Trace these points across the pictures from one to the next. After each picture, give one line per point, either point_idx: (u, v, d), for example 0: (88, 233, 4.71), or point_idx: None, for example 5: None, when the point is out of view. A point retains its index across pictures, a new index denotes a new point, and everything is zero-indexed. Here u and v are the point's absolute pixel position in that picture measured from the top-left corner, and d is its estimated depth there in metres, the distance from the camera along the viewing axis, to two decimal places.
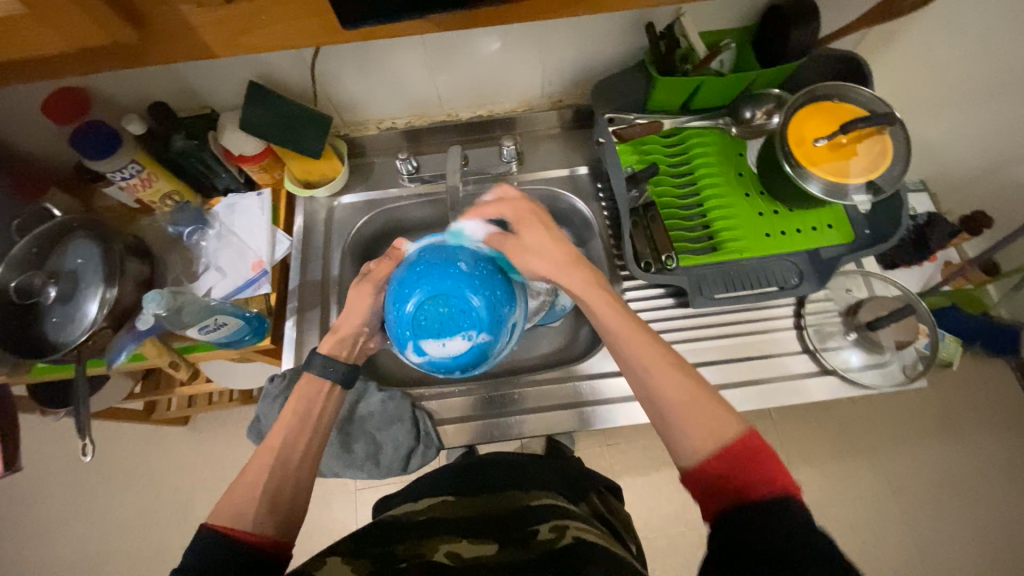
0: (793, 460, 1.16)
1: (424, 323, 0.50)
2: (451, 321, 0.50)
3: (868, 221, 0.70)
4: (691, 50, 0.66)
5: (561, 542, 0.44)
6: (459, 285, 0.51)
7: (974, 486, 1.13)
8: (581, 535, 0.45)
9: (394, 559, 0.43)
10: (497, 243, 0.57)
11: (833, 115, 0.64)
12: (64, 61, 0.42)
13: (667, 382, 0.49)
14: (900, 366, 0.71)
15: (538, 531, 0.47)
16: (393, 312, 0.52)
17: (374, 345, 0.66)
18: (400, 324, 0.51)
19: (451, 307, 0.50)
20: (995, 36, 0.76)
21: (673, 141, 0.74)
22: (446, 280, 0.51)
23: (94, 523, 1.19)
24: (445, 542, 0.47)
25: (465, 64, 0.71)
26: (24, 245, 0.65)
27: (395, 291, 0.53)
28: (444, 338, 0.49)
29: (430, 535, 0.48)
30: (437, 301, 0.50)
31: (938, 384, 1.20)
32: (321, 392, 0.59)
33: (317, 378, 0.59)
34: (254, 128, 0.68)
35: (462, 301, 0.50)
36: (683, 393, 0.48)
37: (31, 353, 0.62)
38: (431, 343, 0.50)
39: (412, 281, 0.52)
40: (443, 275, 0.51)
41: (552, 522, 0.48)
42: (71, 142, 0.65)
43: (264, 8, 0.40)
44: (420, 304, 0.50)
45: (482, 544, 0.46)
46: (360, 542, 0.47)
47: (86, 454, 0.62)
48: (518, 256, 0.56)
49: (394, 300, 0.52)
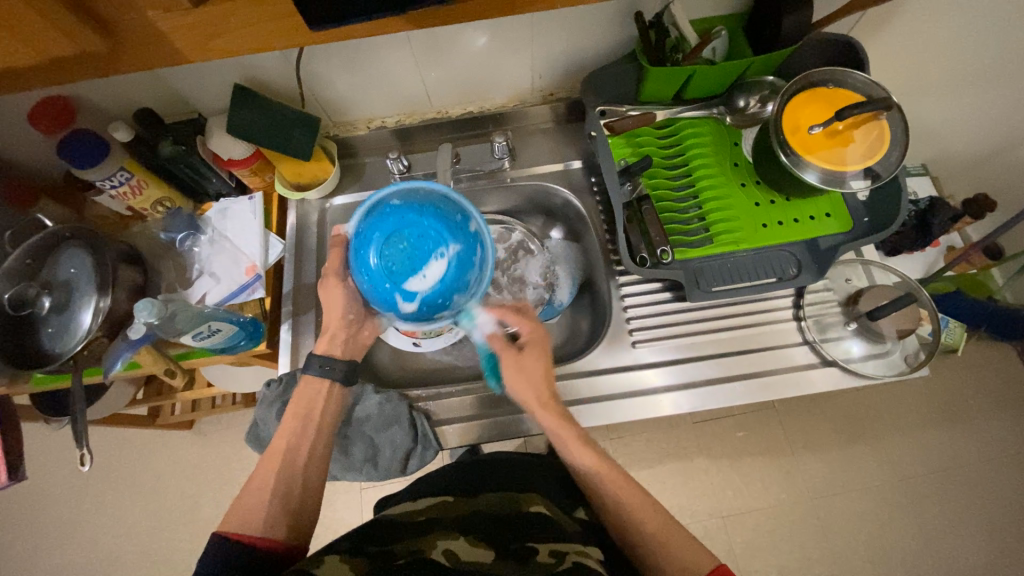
0: (798, 449, 1.15)
1: (395, 264, 0.52)
2: (416, 250, 0.52)
3: (867, 209, 0.69)
4: (681, 39, 0.66)
5: (561, 567, 0.44)
6: (403, 219, 0.53)
7: (981, 472, 1.12)
8: (581, 560, 0.46)
9: (391, 557, 0.43)
10: (498, 347, 0.62)
11: (829, 102, 0.63)
12: (35, 71, 0.41)
13: (643, 514, 0.52)
14: (901, 355, 0.70)
15: (537, 551, 0.46)
16: (366, 285, 0.55)
17: (370, 333, 0.65)
18: (377, 285, 0.53)
19: (407, 238, 0.52)
20: (996, 13, 0.74)
21: (666, 132, 0.72)
22: (388, 221, 0.54)
23: (103, 529, 1.20)
24: (444, 540, 0.46)
25: (452, 60, 0.70)
26: (16, 256, 0.64)
27: (357, 266, 0.55)
28: (421, 269, 0.52)
29: (428, 533, 0.48)
30: (394, 241, 0.53)
31: (943, 370, 1.19)
32: (321, 393, 0.59)
33: (314, 379, 0.59)
34: (241, 131, 0.66)
35: (412, 228, 0.53)
36: (657, 526, 0.51)
37: (25, 364, 0.61)
38: (412, 280, 0.52)
39: (364, 244, 0.54)
40: (383, 221, 0.54)
41: (549, 543, 0.47)
42: (58, 151, 0.64)
43: (235, 10, 0.39)
44: (378, 254, 0.53)
45: (480, 547, 0.46)
46: (359, 540, 0.46)
47: (84, 463, 0.62)
48: (509, 370, 0.60)
49: (360, 271, 0.55)
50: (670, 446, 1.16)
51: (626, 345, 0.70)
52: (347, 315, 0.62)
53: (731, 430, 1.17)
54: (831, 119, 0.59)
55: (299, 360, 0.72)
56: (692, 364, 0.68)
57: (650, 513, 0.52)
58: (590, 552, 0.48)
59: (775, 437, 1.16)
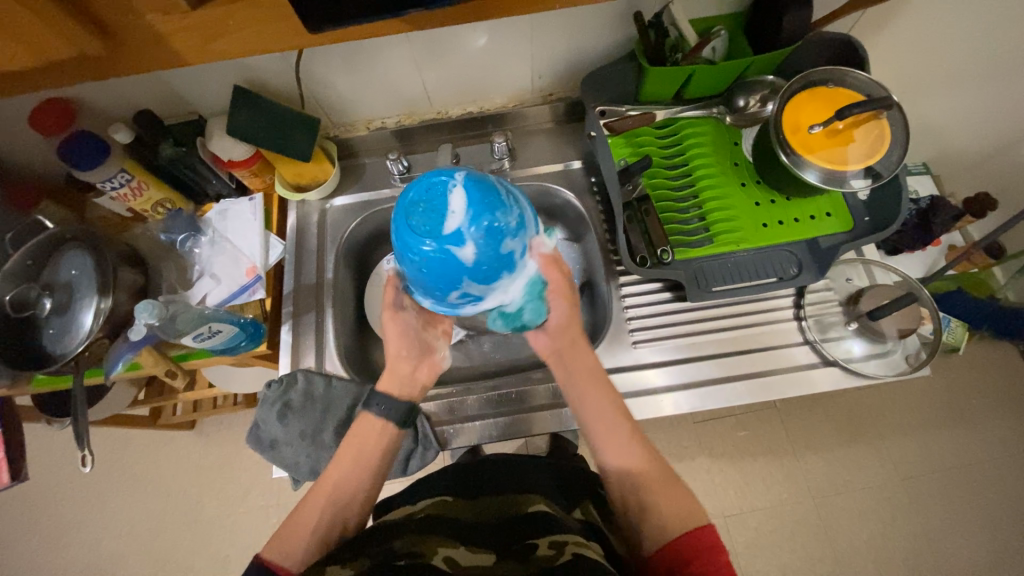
0: (799, 449, 1.15)
1: (423, 225, 0.51)
2: (433, 196, 0.51)
3: (868, 208, 0.68)
4: (681, 39, 0.66)
5: (560, 560, 0.43)
6: (411, 190, 0.53)
7: (984, 472, 1.12)
8: (581, 552, 0.44)
9: (391, 557, 0.43)
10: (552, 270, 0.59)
11: (829, 101, 0.63)
12: (37, 75, 0.42)
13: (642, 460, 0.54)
14: (902, 355, 0.70)
15: (537, 546, 0.46)
16: (419, 272, 0.54)
17: (429, 374, 0.62)
18: (423, 257, 0.52)
19: (421, 198, 0.52)
20: (997, 12, 0.74)
21: (666, 132, 0.72)
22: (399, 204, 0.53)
23: (105, 529, 1.20)
24: (445, 546, 0.46)
25: (453, 61, 0.70)
26: (19, 257, 0.65)
27: (404, 261, 0.54)
28: (448, 207, 0.51)
29: (427, 535, 0.48)
30: (411, 208, 0.52)
31: (945, 370, 1.19)
32: (376, 431, 0.57)
33: (373, 417, 0.58)
34: (244, 134, 0.67)
35: (420, 187, 0.53)
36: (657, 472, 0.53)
37: (29, 365, 0.62)
38: (449, 222, 0.51)
39: (395, 238, 0.54)
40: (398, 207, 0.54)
41: (549, 536, 0.47)
42: (59, 152, 0.64)
43: (233, 12, 0.40)
44: (405, 231, 0.52)
45: (480, 553, 0.46)
46: (357, 546, 0.46)
47: (86, 464, 0.62)
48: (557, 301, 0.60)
49: (405, 264, 0.54)
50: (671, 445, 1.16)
51: (627, 346, 0.70)
52: (400, 351, 0.60)
53: (732, 429, 1.17)
54: (831, 119, 0.59)
55: (299, 361, 0.72)
56: (692, 364, 0.68)
57: (641, 463, 0.54)
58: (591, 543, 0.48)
59: (776, 436, 1.16)
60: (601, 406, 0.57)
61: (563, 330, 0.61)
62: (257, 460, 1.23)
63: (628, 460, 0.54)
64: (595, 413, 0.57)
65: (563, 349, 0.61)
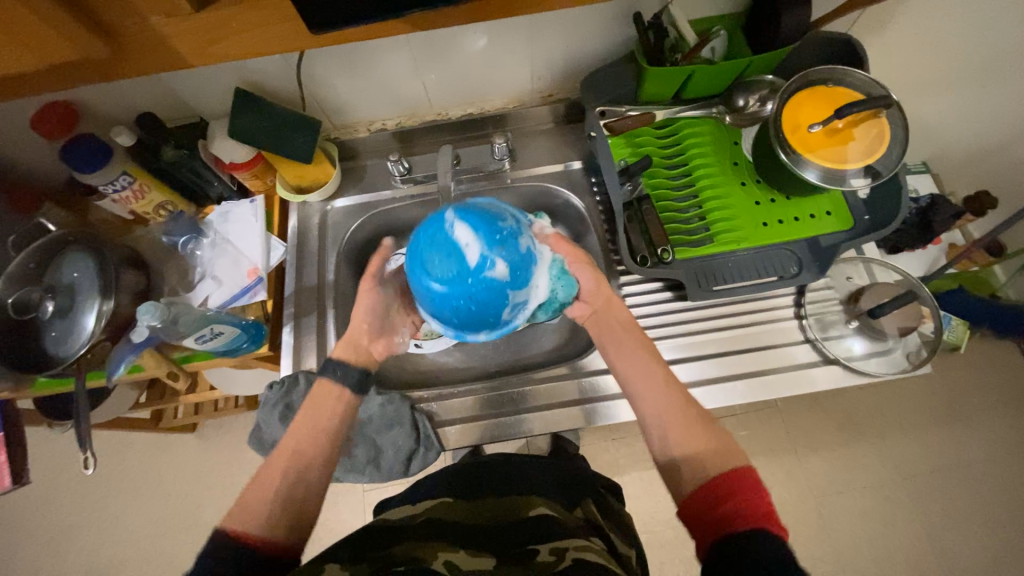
0: (800, 448, 1.15)
1: (446, 269, 0.53)
2: (441, 245, 0.53)
3: (868, 206, 0.68)
4: (681, 39, 0.67)
5: (562, 565, 0.43)
6: (417, 256, 0.55)
7: (985, 470, 1.12)
8: (582, 557, 0.45)
9: (391, 563, 0.43)
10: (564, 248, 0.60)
11: (829, 100, 0.63)
12: (38, 76, 0.42)
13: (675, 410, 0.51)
14: (903, 353, 0.70)
15: (537, 552, 0.46)
16: (466, 313, 0.54)
17: (384, 349, 0.64)
18: (462, 295, 0.53)
19: (434, 255, 0.54)
20: (996, 11, 0.74)
21: (666, 132, 0.72)
22: (419, 272, 0.55)
23: (107, 532, 1.20)
24: (445, 550, 0.46)
25: (453, 62, 0.70)
26: (21, 260, 0.65)
27: (452, 314, 0.55)
28: (460, 244, 0.53)
29: (427, 541, 0.48)
30: (427, 266, 0.54)
31: (946, 368, 1.19)
32: (336, 399, 0.57)
33: (332, 383, 0.57)
34: (242, 135, 0.67)
35: (426, 246, 0.54)
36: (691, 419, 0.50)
37: (31, 368, 0.62)
38: (469, 254, 0.53)
39: (434, 301, 0.55)
40: (416, 275, 0.56)
41: (551, 542, 0.47)
42: (61, 155, 0.65)
43: (235, 15, 0.40)
44: (433, 284, 0.54)
45: (480, 556, 0.46)
46: (357, 548, 0.46)
47: (88, 466, 0.62)
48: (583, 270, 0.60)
49: (450, 315, 0.55)
50: None
51: None
52: (364, 322, 0.62)
53: (733, 429, 1.17)
54: (830, 118, 0.59)
55: (300, 363, 0.72)
56: (693, 363, 0.68)
57: (675, 410, 0.51)
58: (591, 545, 0.48)
59: (778, 436, 1.16)
60: (635, 352, 0.56)
61: (595, 293, 0.60)
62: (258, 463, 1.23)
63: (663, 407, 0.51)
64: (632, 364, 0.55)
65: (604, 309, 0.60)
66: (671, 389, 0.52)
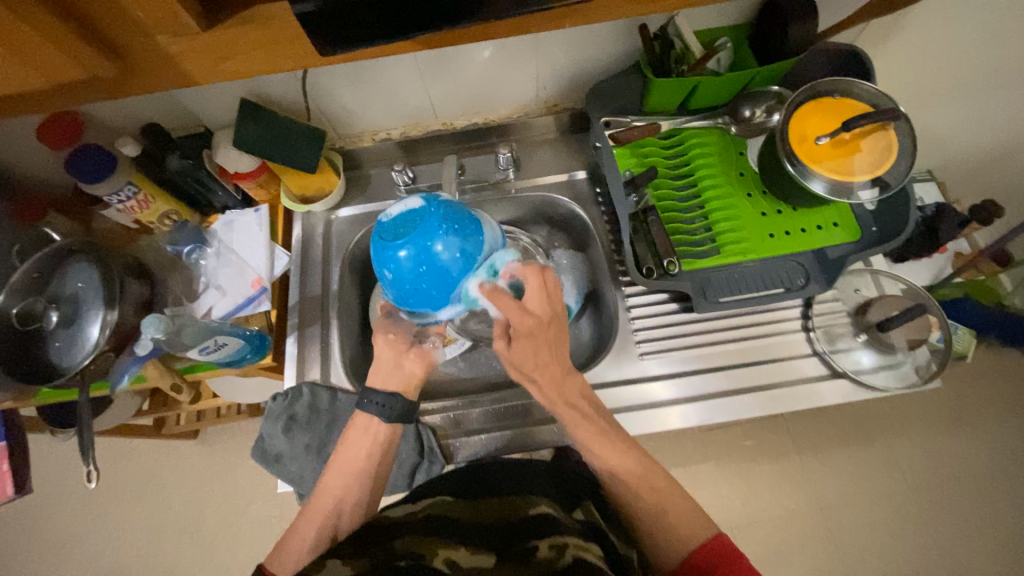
0: (807, 457, 1.14)
1: (411, 228, 0.56)
2: (390, 222, 0.58)
3: (876, 217, 0.68)
4: (687, 50, 0.65)
5: (562, 564, 0.44)
6: (386, 252, 0.57)
7: (994, 481, 1.10)
8: (582, 555, 0.45)
9: (392, 556, 0.44)
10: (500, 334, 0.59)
11: (835, 112, 0.63)
12: (46, 96, 0.42)
13: (619, 460, 0.58)
14: (913, 366, 0.69)
15: (537, 548, 0.46)
16: (456, 239, 0.57)
17: (416, 365, 0.63)
18: (440, 226, 0.56)
19: (394, 232, 0.57)
20: (1004, 21, 0.74)
21: (672, 143, 0.72)
22: (393, 255, 0.56)
23: (109, 539, 1.20)
24: (445, 548, 0.46)
25: (459, 73, 0.70)
26: (24, 270, 0.65)
27: (450, 253, 0.56)
28: (400, 209, 0.58)
29: (428, 535, 0.48)
30: (401, 243, 0.56)
31: (954, 378, 1.18)
32: (363, 432, 0.60)
33: (366, 415, 0.60)
34: (248, 146, 0.67)
35: (383, 237, 0.58)
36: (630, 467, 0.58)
37: (35, 378, 0.62)
38: (413, 203, 0.59)
39: (425, 258, 0.56)
40: (400, 263, 0.56)
41: (550, 538, 0.47)
42: (67, 166, 0.65)
43: (243, 35, 0.40)
44: (412, 244, 0.56)
45: (481, 554, 0.46)
46: (358, 544, 0.47)
47: (91, 480, 0.61)
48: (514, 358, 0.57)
49: (451, 257, 0.56)
50: (678, 452, 1.16)
51: (633, 357, 0.70)
52: (390, 336, 0.64)
53: (740, 439, 1.16)
54: (838, 130, 0.59)
55: (304, 374, 0.72)
56: (700, 376, 0.68)
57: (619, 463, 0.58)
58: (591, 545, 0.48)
59: (784, 445, 1.15)
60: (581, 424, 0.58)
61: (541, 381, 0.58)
62: (260, 471, 1.22)
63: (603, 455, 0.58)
64: (575, 425, 0.58)
65: (534, 371, 0.58)
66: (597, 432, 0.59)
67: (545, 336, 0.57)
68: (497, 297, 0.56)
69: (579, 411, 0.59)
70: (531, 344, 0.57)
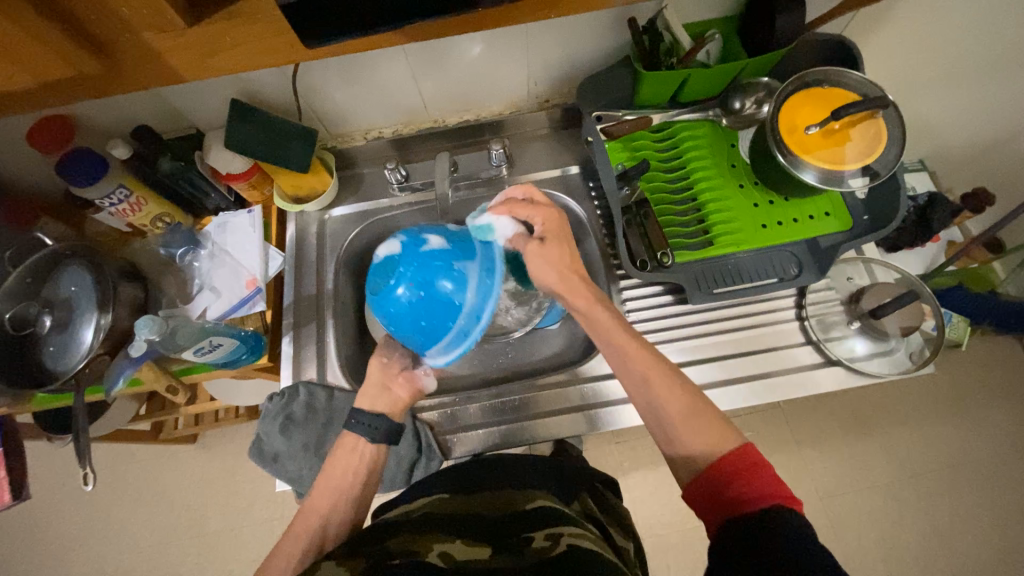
0: (803, 445, 1.14)
1: (396, 271, 0.59)
2: (383, 265, 0.60)
3: (867, 206, 0.68)
4: (676, 43, 0.65)
5: (556, 550, 0.44)
6: (384, 293, 0.60)
7: (990, 467, 1.11)
8: (576, 542, 0.45)
9: (387, 556, 0.44)
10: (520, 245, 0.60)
11: (825, 102, 0.63)
12: (32, 95, 0.42)
13: (667, 396, 0.50)
14: (906, 353, 0.70)
15: (533, 539, 0.47)
16: (436, 296, 0.58)
17: (405, 390, 0.64)
18: (420, 285, 0.58)
19: (388, 273, 0.60)
20: (988, 11, 0.75)
21: (663, 136, 0.73)
22: (387, 300, 0.60)
23: (109, 545, 1.20)
24: (440, 542, 0.46)
25: (450, 69, 0.70)
26: (17, 275, 0.64)
27: (429, 307, 0.59)
28: (389, 250, 0.61)
29: (425, 533, 0.48)
30: (394, 285, 0.59)
31: (948, 365, 1.18)
32: (351, 450, 0.59)
33: (354, 434, 0.59)
34: (240, 146, 0.66)
35: (381, 279, 0.60)
36: (681, 406, 0.50)
37: (28, 383, 0.61)
38: (397, 246, 0.60)
39: (407, 307, 0.59)
40: (385, 306, 0.60)
41: (546, 529, 0.48)
42: (58, 170, 0.64)
43: (229, 29, 0.40)
44: (399, 288, 0.59)
45: (476, 546, 0.46)
46: (354, 545, 0.47)
47: (88, 482, 0.61)
48: (533, 262, 0.58)
49: (419, 320, 0.60)
50: None
51: None
52: (382, 360, 0.65)
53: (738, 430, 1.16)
54: (827, 119, 0.59)
55: (300, 373, 0.72)
56: (696, 367, 0.68)
57: (653, 368, 0.52)
58: (586, 531, 0.49)
59: (781, 435, 1.15)
60: (641, 358, 0.53)
61: (570, 285, 0.57)
62: (259, 473, 1.22)
63: (640, 362, 0.52)
64: (607, 322, 0.55)
65: (562, 272, 0.58)
66: (647, 350, 0.54)
67: (563, 230, 0.60)
68: (514, 205, 0.61)
69: (609, 307, 0.56)
70: (554, 241, 0.58)
